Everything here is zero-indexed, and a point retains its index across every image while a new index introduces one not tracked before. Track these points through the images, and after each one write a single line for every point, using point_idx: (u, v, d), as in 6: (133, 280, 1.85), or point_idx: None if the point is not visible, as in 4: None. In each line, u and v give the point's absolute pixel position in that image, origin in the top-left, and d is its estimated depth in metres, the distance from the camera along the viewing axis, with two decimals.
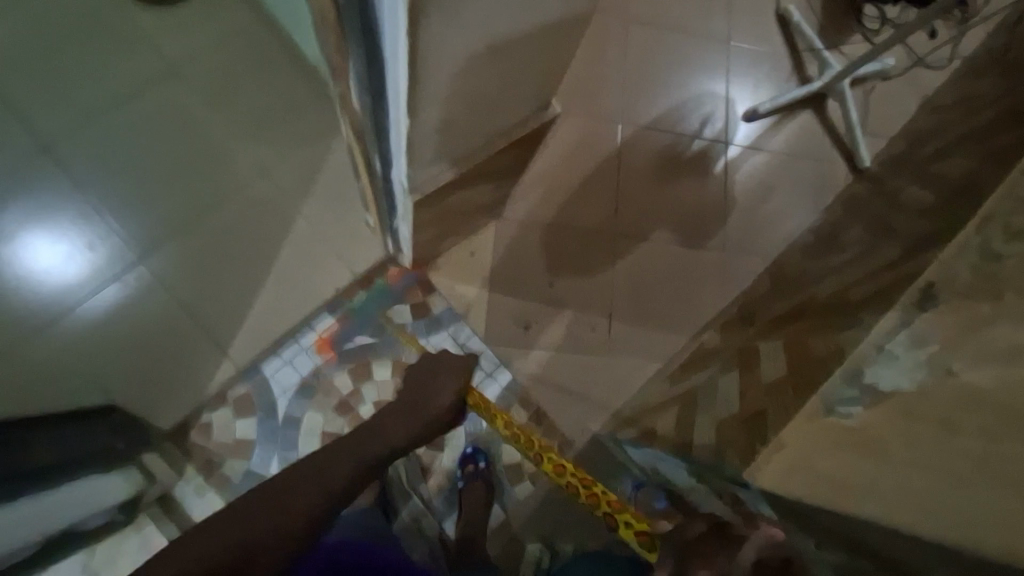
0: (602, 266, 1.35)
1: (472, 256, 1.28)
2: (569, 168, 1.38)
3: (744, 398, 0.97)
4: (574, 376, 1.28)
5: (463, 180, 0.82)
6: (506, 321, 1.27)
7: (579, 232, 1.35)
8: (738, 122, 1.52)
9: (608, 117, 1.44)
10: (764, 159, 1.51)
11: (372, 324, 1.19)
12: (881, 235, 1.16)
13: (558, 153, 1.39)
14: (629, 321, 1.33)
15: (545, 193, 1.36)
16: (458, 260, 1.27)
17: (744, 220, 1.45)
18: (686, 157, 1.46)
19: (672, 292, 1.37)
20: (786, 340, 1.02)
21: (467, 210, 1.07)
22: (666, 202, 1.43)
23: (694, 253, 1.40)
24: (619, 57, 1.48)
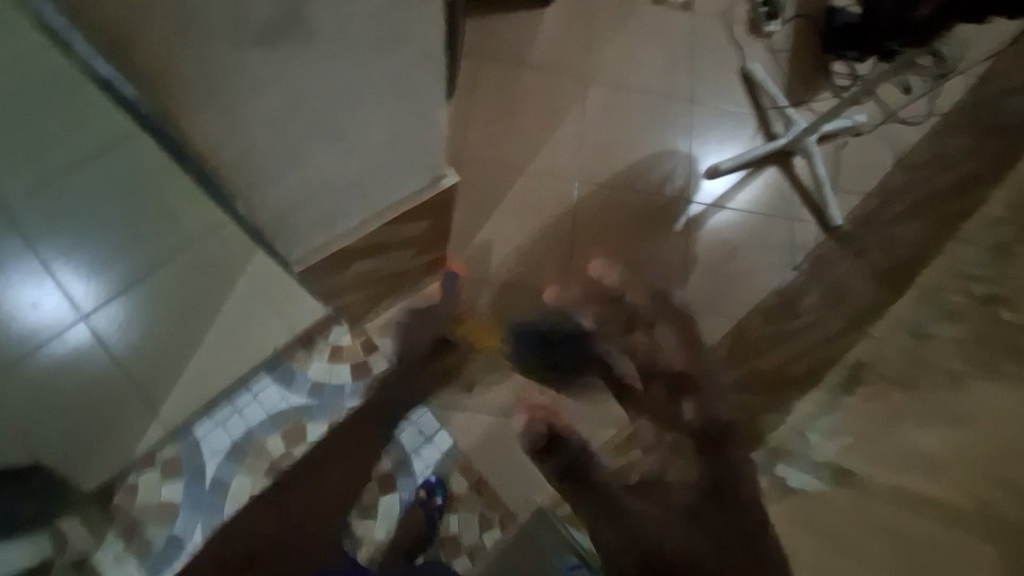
0: (551, 326, 1.31)
1: (416, 317, 1.26)
2: (521, 228, 1.37)
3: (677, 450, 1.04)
4: (518, 441, 1.23)
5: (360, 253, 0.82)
6: (447, 384, 1.24)
7: (528, 292, 1.33)
8: (701, 179, 1.48)
9: (564, 174, 1.43)
10: (731, 218, 1.46)
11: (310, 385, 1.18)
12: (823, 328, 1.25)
13: (512, 212, 1.38)
14: (579, 384, 1.28)
15: (498, 252, 1.35)
16: (401, 320, 1.25)
17: (708, 278, 1.40)
18: (647, 214, 1.43)
19: None
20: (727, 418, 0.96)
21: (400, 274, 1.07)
22: (624, 262, 1.39)
23: None
24: (577, 116, 1.49)
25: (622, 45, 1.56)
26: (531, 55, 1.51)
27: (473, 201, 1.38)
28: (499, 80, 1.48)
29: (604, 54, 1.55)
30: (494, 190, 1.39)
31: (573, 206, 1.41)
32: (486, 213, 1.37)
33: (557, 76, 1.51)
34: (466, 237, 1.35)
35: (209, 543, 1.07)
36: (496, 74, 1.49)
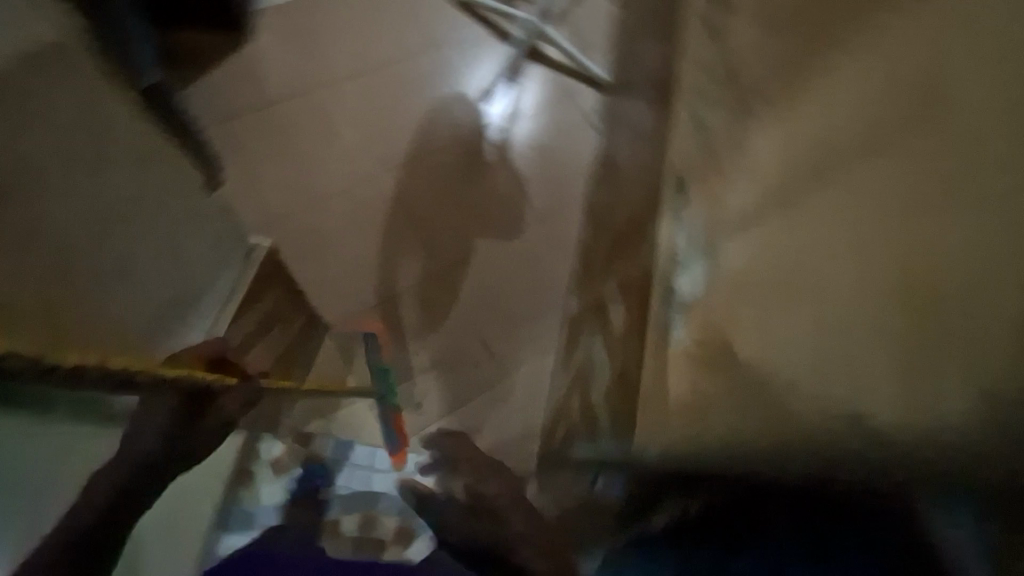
0: (445, 310, 1.33)
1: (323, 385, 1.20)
2: (365, 245, 1.36)
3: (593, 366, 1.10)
4: (485, 416, 1.28)
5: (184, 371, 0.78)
6: (393, 418, 1.23)
7: (407, 296, 1.33)
8: (483, 108, 1.50)
9: (368, 177, 1.41)
10: (528, 126, 1.50)
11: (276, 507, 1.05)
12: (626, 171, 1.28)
13: (347, 238, 1.36)
14: (502, 338, 1.33)
15: (360, 280, 1.33)
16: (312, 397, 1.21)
17: (542, 186, 1.46)
18: (459, 167, 1.44)
19: (519, 288, 1.37)
20: None
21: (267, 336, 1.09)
22: (467, 217, 1.41)
23: (518, 243, 1.41)
24: (344, 118, 1.45)
25: (337, 36, 1.53)
26: (263, 93, 1.45)
27: (305, 254, 1.34)
28: (249, 133, 1.41)
29: (330, 51, 1.51)
30: (318, 230, 1.35)
31: (394, 198, 1.40)
32: (325, 253, 1.34)
33: (302, 94, 1.46)
34: (323, 287, 1.32)
35: None
36: (246, 126, 1.41)
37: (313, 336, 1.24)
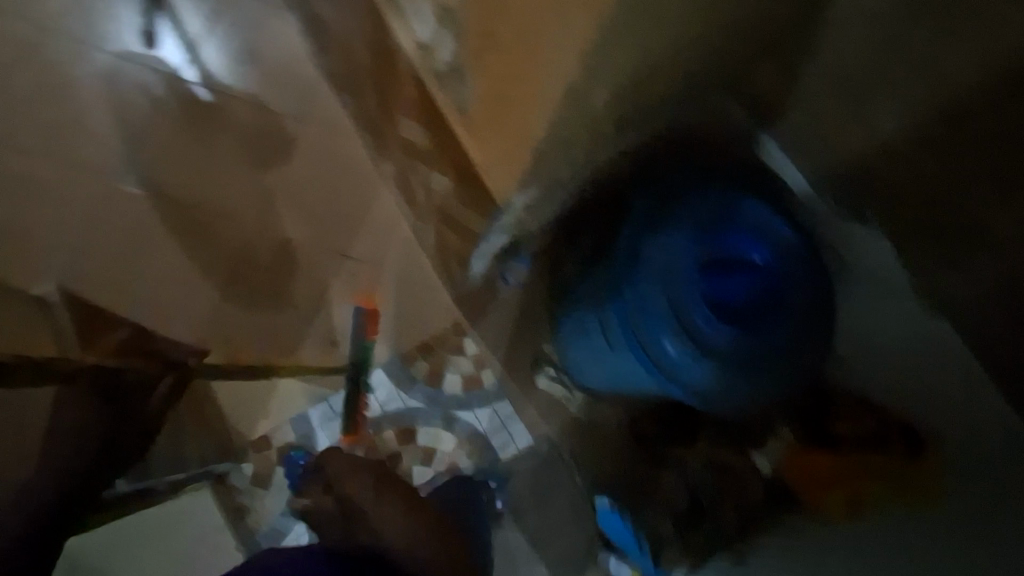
0: (287, 251, 1.27)
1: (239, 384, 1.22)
2: (166, 250, 1.22)
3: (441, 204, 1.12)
4: (393, 306, 1.28)
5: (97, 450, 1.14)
6: (321, 363, 1.24)
7: (247, 266, 1.25)
8: (152, 52, 1.24)
9: (105, 189, 1.21)
10: (210, 35, 1.26)
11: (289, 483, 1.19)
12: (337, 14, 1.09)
13: (142, 257, 1.22)
14: (354, 238, 1.29)
15: (190, 282, 1.22)
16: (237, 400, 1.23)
17: (275, 86, 1.27)
18: (183, 125, 1.25)
19: (332, 188, 1.29)
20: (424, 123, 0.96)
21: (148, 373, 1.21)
22: (233, 158, 1.27)
23: (300, 149, 1.28)
24: (22, 148, 1.19)
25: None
26: None
27: (120, 296, 1.21)
28: None
29: None
30: (109, 269, 1.21)
31: (150, 190, 1.23)
32: (135, 282, 1.21)
33: None
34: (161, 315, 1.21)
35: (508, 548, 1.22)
36: None
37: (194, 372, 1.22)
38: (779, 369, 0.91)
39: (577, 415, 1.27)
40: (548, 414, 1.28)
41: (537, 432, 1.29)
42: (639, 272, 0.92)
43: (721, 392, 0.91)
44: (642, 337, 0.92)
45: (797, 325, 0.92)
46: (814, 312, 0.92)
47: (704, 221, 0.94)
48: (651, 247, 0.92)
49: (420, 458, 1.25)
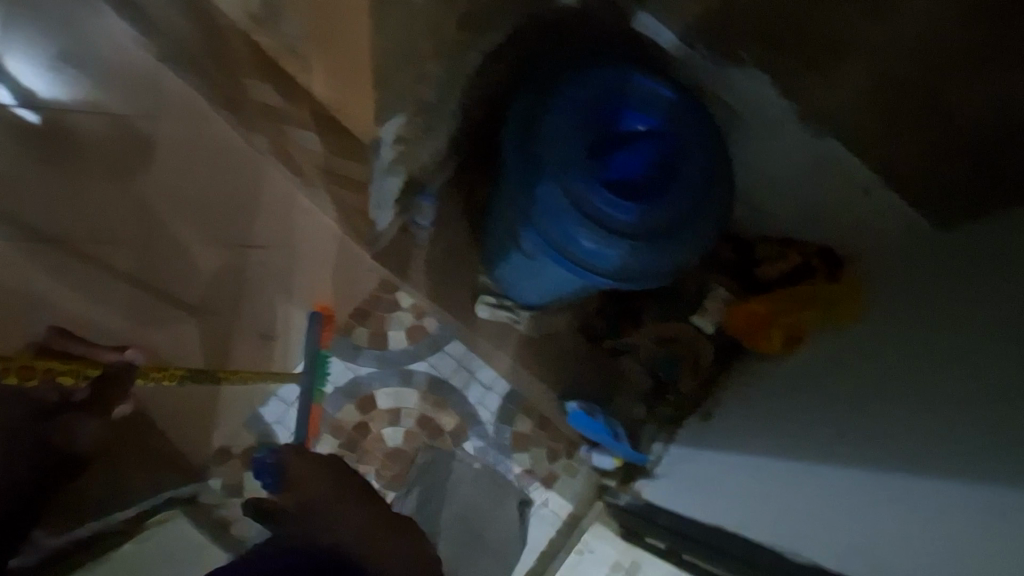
0: (179, 254, 1.19)
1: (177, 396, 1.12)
2: (49, 288, 1.13)
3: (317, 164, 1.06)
4: (314, 281, 1.23)
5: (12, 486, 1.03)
6: (258, 359, 1.18)
7: (146, 285, 1.17)
8: None
9: None
10: (19, 52, 1.19)
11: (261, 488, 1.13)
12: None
13: (22, 302, 1.12)
14: (248, 222, 1.23)
15: (86, 314, 1.14)
16: (177, 413, 1.12)
17: (108, 87, 1.21)
18: (18, 151, 1.17)
19: (206, 176, 1.23)
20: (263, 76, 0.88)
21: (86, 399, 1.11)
22: (88, 173, 1.19)
23: (158, 145, 1.22)
24: None
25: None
26: None
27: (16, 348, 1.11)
28: None
29: None
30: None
31: (9, 229, 1.14)
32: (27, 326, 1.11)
33: None
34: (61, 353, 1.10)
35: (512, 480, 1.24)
36: None
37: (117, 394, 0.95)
38: (689, 227, 0.90)
39: (528, 334, 1.30)
40: (501, 342, 1.29)
41: (495, 362, 1.28)
42: (532, 172, 0.88)
43: (642, 268, 0.89)
44: (551, 236, 0.87)
45: (696, 180, 0.90)
46: (708, 162, 0.91)
47: (583, 104, 0.91)
48: (537, 141, 0.89)
49: (389, 421, 1.21)
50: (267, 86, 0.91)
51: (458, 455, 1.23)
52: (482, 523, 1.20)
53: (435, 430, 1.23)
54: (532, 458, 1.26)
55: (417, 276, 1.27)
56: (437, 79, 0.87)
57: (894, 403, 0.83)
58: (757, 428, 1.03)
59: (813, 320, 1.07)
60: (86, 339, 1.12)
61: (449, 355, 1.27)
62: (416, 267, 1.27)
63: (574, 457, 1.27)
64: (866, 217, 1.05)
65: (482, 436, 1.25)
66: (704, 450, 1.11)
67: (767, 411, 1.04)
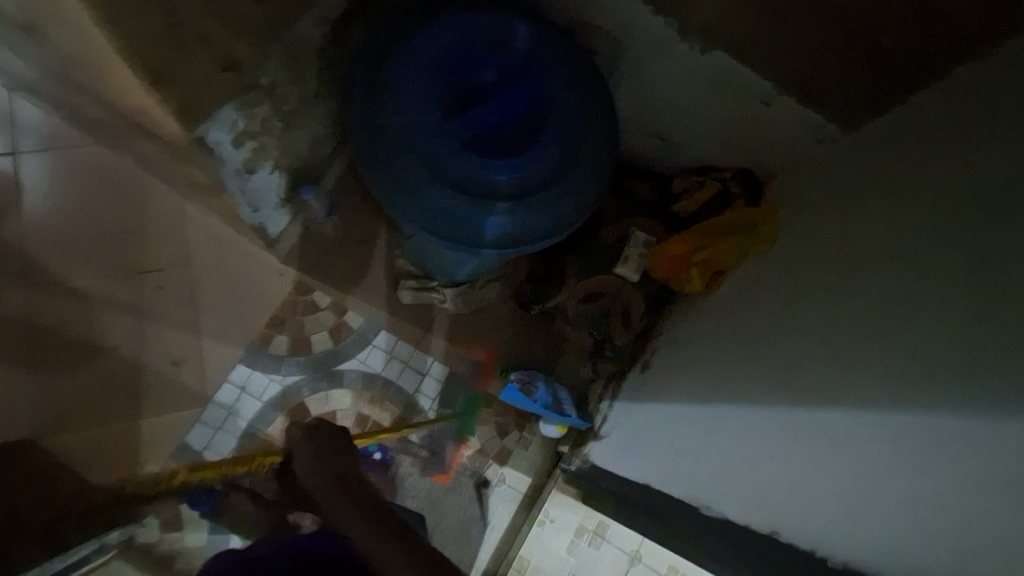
0: (70, 292, 1.12)
1: (98, 438, 1.09)
2: None
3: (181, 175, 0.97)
4: (220, 296, 1.17)
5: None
6: (175, 387, 1.13)
7: (40, 330, 1.10)
8: None
9: None
10: None
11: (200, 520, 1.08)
12: None
13: None
14: (138, 246, 1.16)
15: None
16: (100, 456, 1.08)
17: None
18: None
19: (83, 204, 1.15)
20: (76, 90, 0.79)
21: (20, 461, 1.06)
22: None
23: (24, 178, 1.14)
24: None
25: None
26: None
27: None
28: None
29: None
30: None
31: None
32: None
33: None
34: None
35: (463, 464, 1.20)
36: None
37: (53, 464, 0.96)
38: (570, 176, 0.82)
39: (457, 313, 1.23)
40: (431, 326, 1.23)
41: (429, 347, 1.23)
42: (383, 146, 0.78)
43: (524, 230, 0.81)
44: (418, 214, 0.79)
45: (568, 123, 0.82)
46: (580, 101, 0.83)
47: (432, 57, 0.80)
48: (383, 110, 0.78)
49: None
50: (90, 99, 0.82)
51: (403, 448, 1.19)
52: (437, 511, 1.18)
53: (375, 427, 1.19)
54: (482, 437, 1.22)
55: (329, 273, 1.20)
56: (267, 61, 0.78)
57: (799, 333, 0.80)
58: (690, 376, 0.99)
59: (733, 251, 1.02)
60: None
61: (377, 346, 1.21)
62: (326, 263, 1.20)
63: (525, 429, 1.23)
64: (774, 134, 0.97)
65: (426, 425, 1.20)
66: (642, 405, 1.08)
67: (699, 357, 0.99)
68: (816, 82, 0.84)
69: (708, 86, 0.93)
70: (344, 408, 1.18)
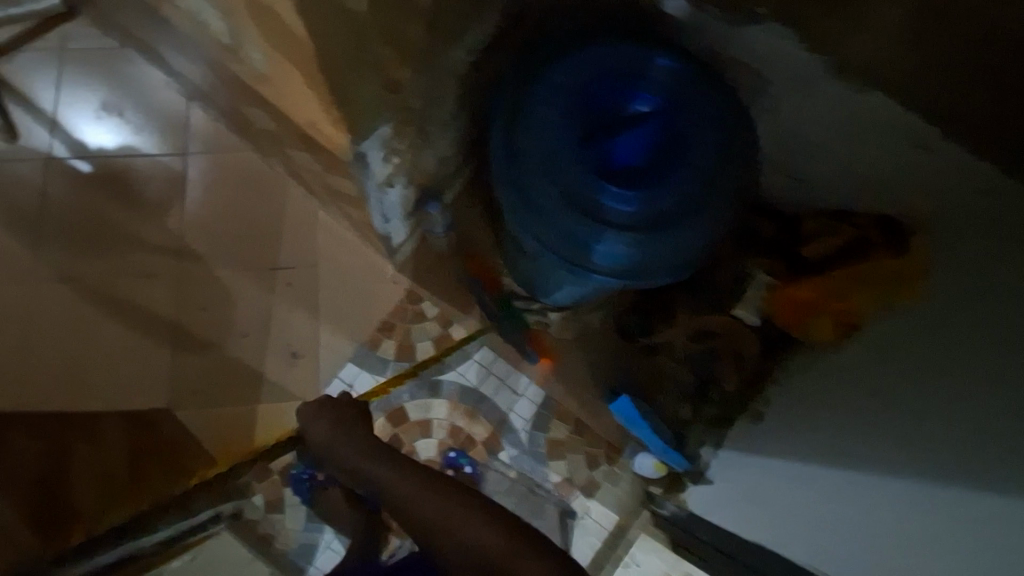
0: (213, 281, 1.24)
1: (221, 417, 1.17)
2: (102, 322, 1.20)
3: (326, 184, 1.06)
4: (338, 298, 1.24)
5: (42, 482, 1.12)
6: (291, 378, 1.20)
7: (185, 313, 1.22)
8: (21, 145, 1.27)
9: (25, 285, 1.21)
10: (69, 110, 1.29)
11: (300, 511, 1.15)
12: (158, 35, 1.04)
13: (80, 338, 1.19)
14: (273, 244, 1.26)
15: (134, 343, 1.20)
16: (219, 438, 1.17)
17: (144, 131, 1.30)
18: (72, 199, 1.25)
19: (232, 204, 1.28)
20: (255, 102, 0.88)
21: (157, 430, 1.16)
22: (129, 213, 1.26)
23: (188, 178, 1.28)
24: None
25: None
26: None
27: (76, 385, 1.17)
28: None
29: None
30: (54, 362, 1.18)
31: (68, 274, 1.22)
32: (86, 360, 1.18)
33: None
34: (118, 381, 1.18)
35: (552, 489, 1.19)
36: None
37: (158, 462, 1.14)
38: (699, 215, 0.81)
39: (558, 336, 1.23)
40: (529, 348, 1.24)
41: (527, 368, 1.24)
42: (520, 170, 0.81)
43: (648, 264, 0.82)
44: (547, 237, 0.82)
45: (705, 160, 0.81)
46: (721, 137, 0.81)
47: (577, 87, 0.82)
48: (525, 134, 0.81)
49: (420, 433, 1.20)
50: (261, 111, 0.90)
51: (493, 465, 1.19)
52: None
53: (468, 440, 1.21)
54: (571, 465, 1.21)
55: (438, 286, 1.25)
56: (424, 87, 0.84)
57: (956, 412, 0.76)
58: (813, 436, 0.93)
59: (869, 304, 0.95)
60: (137, 368, 1.19)
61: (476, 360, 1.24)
62: (438, 274, 1.25)
63: (615, 464, 1.20)
64: (928, 183, 0.89)
65: (516, 445, 1.21)
66: (750, 459, 1.03)
67: (821, 420, 0.93)
68: (989, 130, 0.77)
69: (853, 128, 0.89)
70: (441, 418, 1.21)
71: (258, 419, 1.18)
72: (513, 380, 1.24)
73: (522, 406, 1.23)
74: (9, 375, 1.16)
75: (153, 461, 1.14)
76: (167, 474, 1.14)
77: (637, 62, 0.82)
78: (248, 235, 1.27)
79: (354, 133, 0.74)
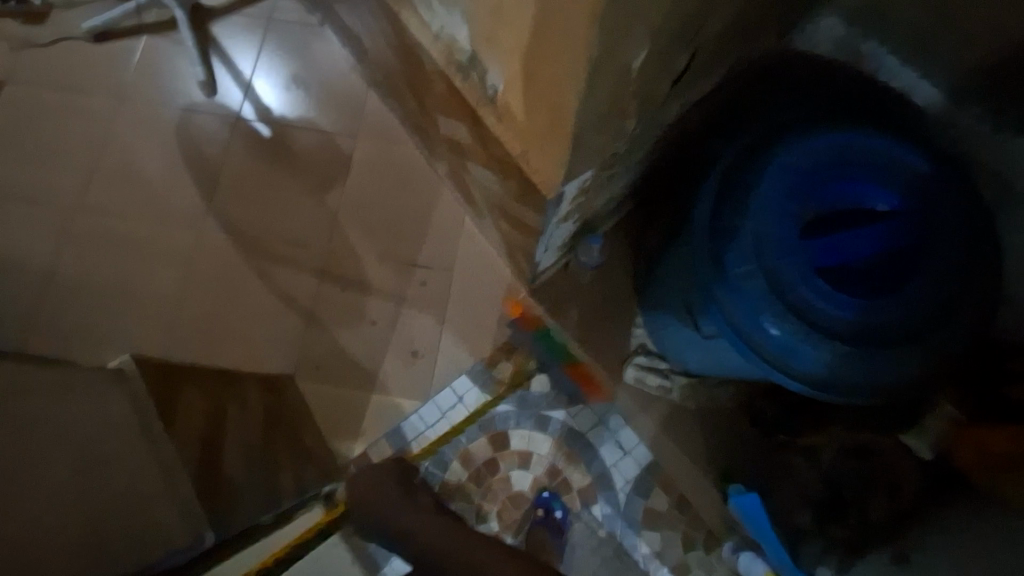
0: (354, 265, 1.28)
1: (335, 397, 1.21)
2: (251, 280, 1.27)
3: (491, 202, 1.05)
4: (467, 309, 1.24)
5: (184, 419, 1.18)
6: (405, 376, 1.22)
7: (323, 290, 1.26)
8: (216, 101, 1.36)
9: (194, 230, 1.30)
10: (263, 76, 1.37)
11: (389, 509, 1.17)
12: (367, 26, 1.07)
13: (229, 290, 1.27)
14: (417, 240, 1.28)
15: (273, 306, 1.26)
16: (329, 416, 1.20)
17: (323, 107, 1.35)
18: (249, 159, 1.33)
19: (387, 194, 1.31)
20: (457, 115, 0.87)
21: (278, 394, 1.21)
22: (295, 183, 1.32)
23: (353, 161, 1.33)
24: (123, 209, 1.31)
25: (31, 151, 1.34)
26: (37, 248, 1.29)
27: (216, 333, 1.25)
28: (65, 298, 1.27)
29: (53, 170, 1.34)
30: (202, 306, 1.26)
31: (232, 228, 1.30)
32: (229, 311, 1.25)
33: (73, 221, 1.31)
34: (253, 338, 1.24)
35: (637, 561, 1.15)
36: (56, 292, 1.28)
37: (276, 426, 1.18)
38: (916, 340, 0.73)
39: (680, 404, 1.16)
40: None
41: (639, 427, 1.18)
42: (725, 249, 0.78)
43: (843, 379, 0.75)
44: (739, 324, 0.77)
45: (938, 280, 0.73)
46: (961, 258, 0.73)
47: (810, 173, 0.76)
48: (738, 212, 0.77)
49: (517, 464, 1.18)
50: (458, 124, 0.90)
51: (583, 518, 1.16)
52: None
53: (564, 484, 1.17)
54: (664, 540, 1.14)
55: None
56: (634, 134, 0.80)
57: None
58: None
59: None
60: (271, 330, 1.24)
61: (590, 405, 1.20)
62: None
63: (711, 551, 1.13)
64: None
65: (612, 504, 1.17)
66: None
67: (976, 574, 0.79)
68: None
69: None
70: (541, 456, 1.18)
71: (368, 408, 1.21)
72: (622, 438, 1.19)
73: (626, 468, 1.18)
74: (164, 311, 1.26)
75: (273, 424, 1.19)
76: (285, 439, 1.17)
77: (882, 159, 0.76)
78: (395, 227, 1.29)
79: (563, 175, 0.72)
